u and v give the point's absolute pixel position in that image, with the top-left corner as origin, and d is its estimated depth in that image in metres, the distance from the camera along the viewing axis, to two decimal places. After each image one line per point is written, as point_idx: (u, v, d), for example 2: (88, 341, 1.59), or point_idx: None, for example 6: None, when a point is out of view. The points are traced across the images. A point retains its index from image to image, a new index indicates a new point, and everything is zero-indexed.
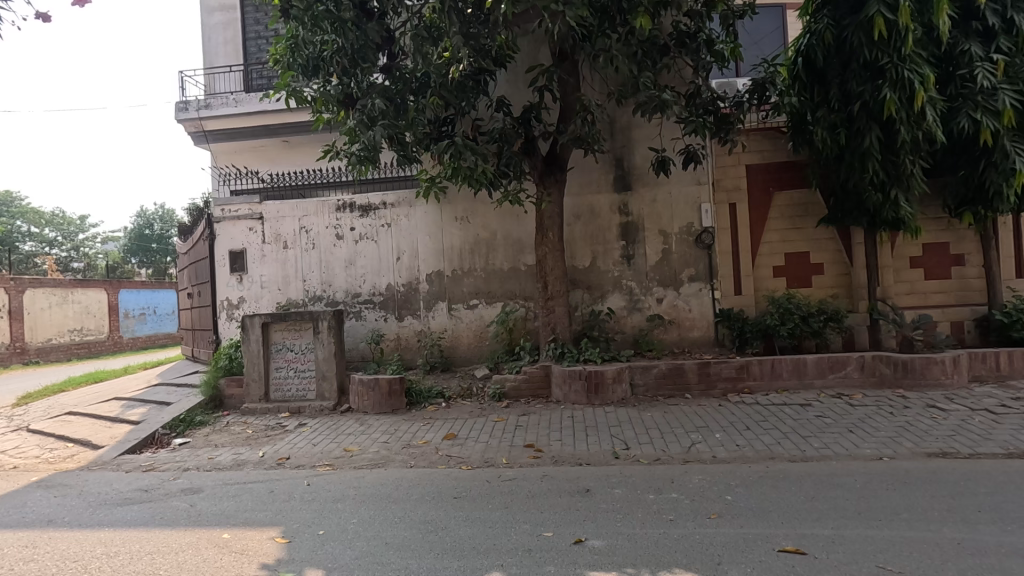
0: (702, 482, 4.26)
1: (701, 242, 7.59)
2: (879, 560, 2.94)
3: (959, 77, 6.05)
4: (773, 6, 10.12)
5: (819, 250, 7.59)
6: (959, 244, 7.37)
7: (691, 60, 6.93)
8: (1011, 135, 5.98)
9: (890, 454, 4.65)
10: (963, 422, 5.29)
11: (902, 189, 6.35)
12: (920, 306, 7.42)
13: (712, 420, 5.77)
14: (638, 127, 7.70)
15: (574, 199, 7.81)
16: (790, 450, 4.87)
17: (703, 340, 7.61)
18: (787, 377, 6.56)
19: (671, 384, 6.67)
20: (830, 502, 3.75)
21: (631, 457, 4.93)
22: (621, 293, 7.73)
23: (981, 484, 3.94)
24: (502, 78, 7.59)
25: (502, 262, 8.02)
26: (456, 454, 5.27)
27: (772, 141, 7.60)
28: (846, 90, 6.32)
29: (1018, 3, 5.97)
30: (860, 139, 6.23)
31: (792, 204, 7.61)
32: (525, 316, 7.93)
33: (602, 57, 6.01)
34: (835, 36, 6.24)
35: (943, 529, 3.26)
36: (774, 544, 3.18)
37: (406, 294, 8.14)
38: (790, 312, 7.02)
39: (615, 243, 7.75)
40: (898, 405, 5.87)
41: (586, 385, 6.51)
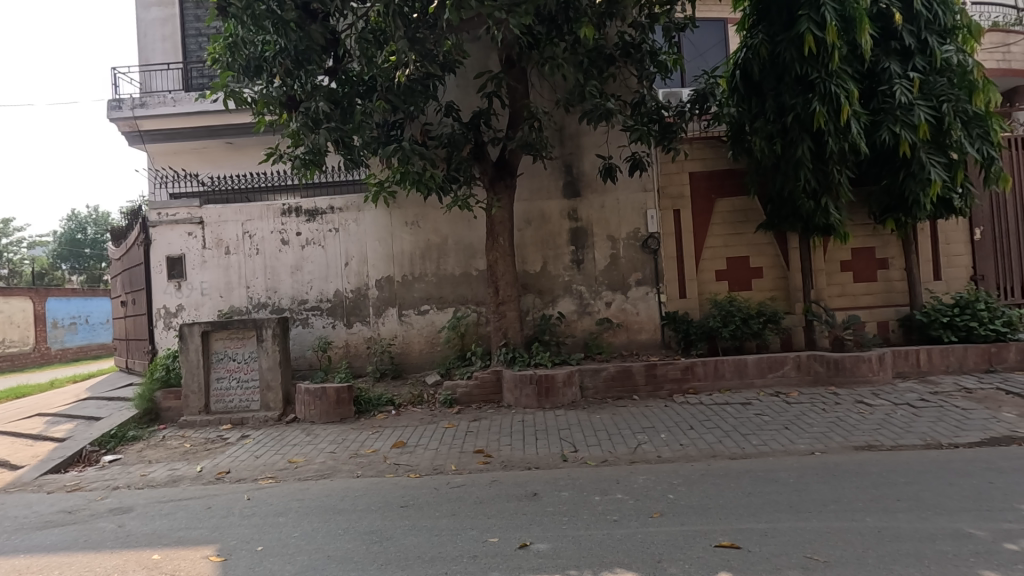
0: (646, 482, 4.37)
1: (647, 247, 7.80)
2: (806, 550, 3.09)
3: (880, 92, 6.47)
4: (717, 20, 10.47)
5: (758, 255, 7.92)
6: (883, 248, 7.85)
7: (636, 70, 7.10)
8: (926, 148, 6.44)
9: (821, 448, 4.90)
10: (887, 416, 5.63)
11: (831, 197, 6.72)
12: (850, 307, 7.85)
13: (658, 420, 5.93)
14: (586, 135, 7.84)
15: (525, 205, 7.88)
16: (730, 447, 5.06)
17: (650, 342, 7.80)
18: (729, 377, 6.81)
19: (619, 386, 6.81)
20: (765, 497, 3.91)
21: (579, 459, 5.01)
22: (571, 298, 7.84)
23: (900, 474, 4.20)
24: (452, 83, 7.60)
25: (453, 268, 7.99)
26: (405, 462, 5.20)
27: (713, 150, 7.89)
28: (780, 103, 6.65)
29: (931, 25, 6.43)
30: (793, 149, 6.56)
31: (732, 211, 7.92)
32: (476, 320, 7.93)
33: (549, 64, 6.10)
34: (769, 51, 6.57)
35: (867, 518, 3.45)
36: (712, 540, 3.29)
37: (355, 300, 8.00)
38: (732, 314, 7.30)
39: (565, 248, 7.86)
40: (830, 401, 6.19)
41: (537, 389, 6.55)
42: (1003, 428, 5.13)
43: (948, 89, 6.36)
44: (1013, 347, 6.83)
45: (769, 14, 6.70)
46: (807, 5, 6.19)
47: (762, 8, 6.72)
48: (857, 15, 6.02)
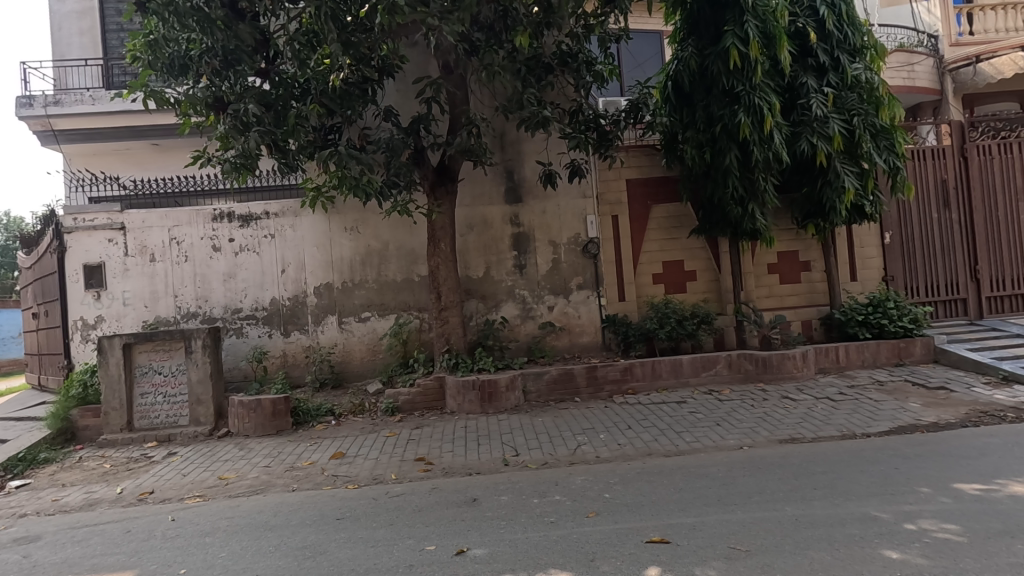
0: (584, 482, 4.45)
1: (587, 251, 7.97)
2: (730, 541, 3.24)
3: (799, 106, 6.89)
4: (652, 32, 10.86)
5: (692, 259, 8.24)
6: (806, 252, 8.35)
7: (573, 78, 7.24)
8: (840, 158, 6.91)
9: (749, 443, 5.16)
10: (809, 409, 5.98)
11: (758, 203, 7.06)
12: (777, 307, 8.29)
13: (598, 421, 6.06)
14: (526, 141, 7.94)
15: (466, 210, 7.88)
16: (665, 445, 5.23)
17: (592, 345, 7.96)
18: (666, 376, 7.04)
19: (561, 389, 6.91)
20: (695, 492, 4.07)
21: (520, 463, 5.06)
22: (514, 302, 7.90)
23: (818, 464, 4.48)
24: (391, 88, 7.54)
25: (394, 274, 7.89)
26: (343, 473, 5.09)
27: (649, 158, 8.18)
28: (709, 113, 6.97)
29: (843, 45, 6.91)
30: (722, 158, 6.89)
31: (667, 216, 8.21)
32: (419, 327, 7.86)
33: (487, 71, 6.14)
34: (698, 64, 6.88)
35: (786, 507, 3.66)
36: (643, 536, 3.40)
37: (292, 308, 7.76)
38: (668, 315, 7.58)
39: (507, 253, 7.91)
40: (758, 397, 6.51)
41: (479, 394, 6.56)
42: (909, 418, 5.57)
43: (859, 104, 6.85)
44: (919, 342, 7.42)
45: (698, 28, 7.02)
46: (732, 21, 6.52)
47: (692, 22, 7.03)
48: (777, 32, 6.39)
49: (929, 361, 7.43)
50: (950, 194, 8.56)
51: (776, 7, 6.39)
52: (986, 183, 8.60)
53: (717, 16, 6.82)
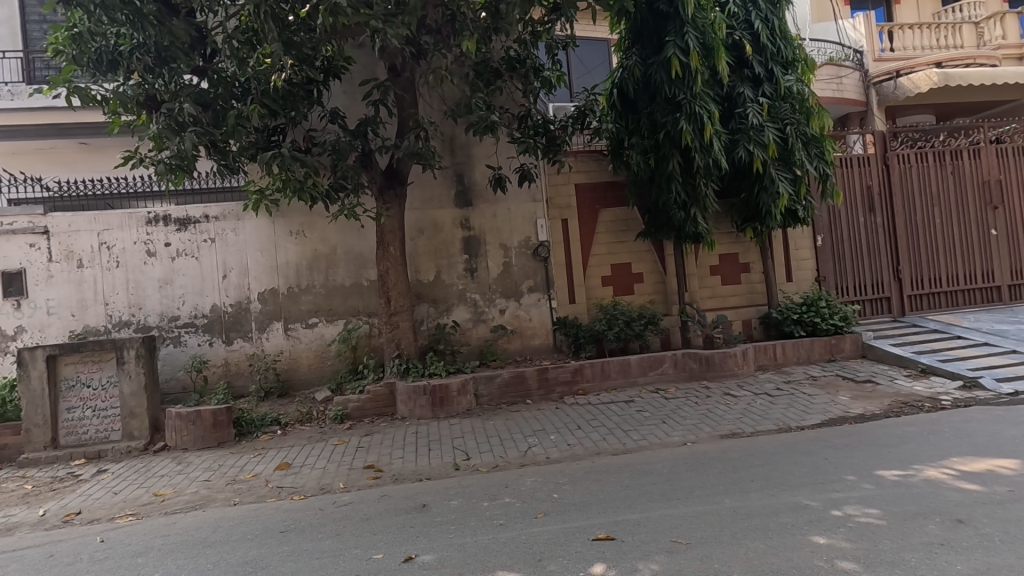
0: (534, 484, 4.50)
1: (538, 255, 8.05)
2: (672, 535, 3.35)
3: (737, 115, 7.21)
4: (600, 40, 11.10)
5: (639, 261, 8.47)
6: (745, 254, 8.73)
7: (521, 84, 7.36)
8: (775, 165, 7.26)
9: (692, 439, 5.35)
10: (748, 405, 6.26)
11: (699, 208, 7.33)
12: (719, 307, 8.62)
13: (549, 422, 6.13)
14: (476, 145, 7.96)
15: (416, 214, 7.82)
16: (614, 444, 5.35)
17: (543, 347, 8.05)
18: (615, 377, 7.20)
19: (513, 392, 6.95)
20: (640, 488, 4.19)
21: (471, 466, 5.05)
22: (465, 306, 7.90)
23: (755, 457, 4.69)
24: (338, 89, 7.42)
25: (343, 279, 7.73)
26: (288, 485, 4.94)
27: (597, 163, 8.36)
28: (653, 120, 7.21)
29: (777, 57, 7.28)
30: (665, 163, 7.13)
31: (615, 220, 8.41)
32: (369, 332, 7.73)
33: (435, 75, 6.14)
34: (642, 72, 7.10)
35: (725, 500, 3.81)
36: (589, 534, 3.46)
37: (235, 315, 7.48)
38: (616, 317, 7.76)
39: (458, 257, 7.90)
40: (702, 395, 6.76)
41: (431, 399, 6.53)
42: (839, 410, 5.91)
43: (791, 114, 7.23)
44: (848, 339, 7.90)
45: (641, 38, 7.23)
46: (673, 32, 6.76)
47: (636, 31, 7.24)
48: (715, 43, 6.67)
49: (858, 356, 7.90)
50: (874, 199, 9.14)
51: (714, 20, 6.66)
52: (906, 189, 9.23)
53: (660, 26, 7.05)
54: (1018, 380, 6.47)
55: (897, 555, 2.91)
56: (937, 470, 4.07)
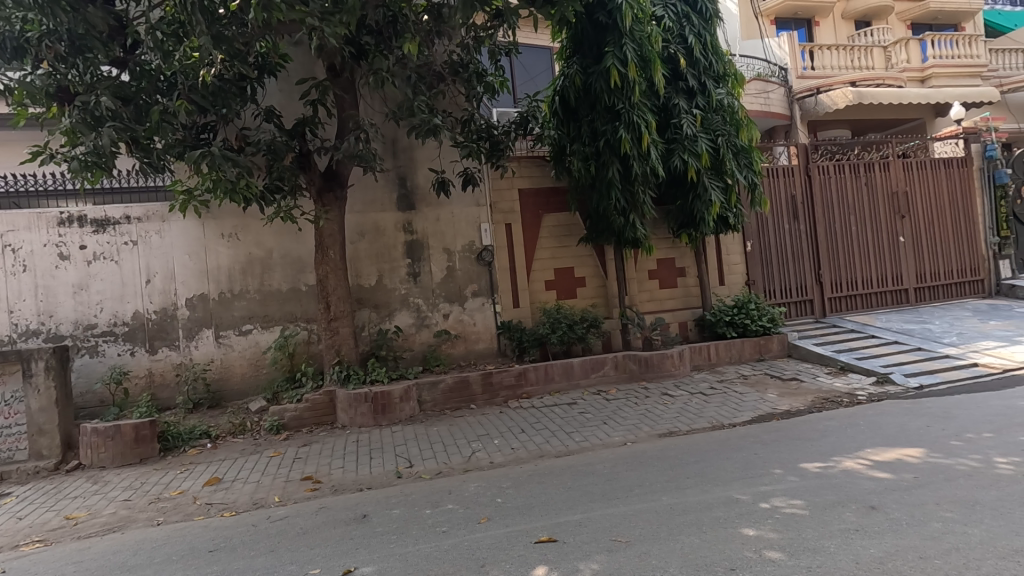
0: (477, 489, 4.48)
1: (481, 259, 8.06)
2: (612, 534, 3.42)
3: (673, 125, 7.50)
4: (542, 48, 11.27)
5: (581, 266, 8.64)
6: (681, 259, 9.08)
7: (464, 88, 7.37)
8: (707, 175, 7.60)
9: (632, 439, 5.49)
10: (684, 404, 6.50)
11: (638, 214, 7.55)
12: (657, 310, 8.91)
13: (492, 427, 6.13)
14: (419, 149, 7.88)
15: (357, 217, 7.64)
16: (556, 446, 5.42)
17: (487, 351, 8.05)
18: (558, 379, 7.30)
19: (457, 397, 6.90)
20: (582, 489, 4.26)
21: (414, 474, 4.98)
22: (408, 311, 7.78)
23: (691, 455, 4.87)
24: (274, 87, 7.17)
25: (279, 283, 7.44)
26: (218, 501, 4.69)
27: (539, 168, 8.48)
28: (594, 128, 7.39)
29: (709, 71, 7.62)
30: (605, 170, 7.32)
31: (558, 225, 8.54)
32: (307, 339, 7.48)
33: (376, 76, 6.04)
34: (583, 81, 7.28)
35: (663, 497, 3.94)
36: (532, 537, 3.48)
37: (160, 322, 7.04)
38: (559, 320, 7.88)
39: (401, 261, 7.78)
40: (641, 395, 6.96)
41: (372, 406, 6.39)
42: (767, 407, 6.24)
43: (722, 126, 7.59)
44: (776, 339, 8.36)
45: (582, 47, 7.39)
46: (612, 42, 6.94)
47: (577, 41, 7.40)
48: (652, 56, 6.91)
49: (784, 355, 8.38)
50: (798, 208, 9.73)
51: (650, 33, 6.90)
52: (825, 199, 9.89)
53: (600, 37, 7.23)
54: (923, 375, 7.06)
55: (818, 542, 3.09)
56: (854, 461, 4.37)
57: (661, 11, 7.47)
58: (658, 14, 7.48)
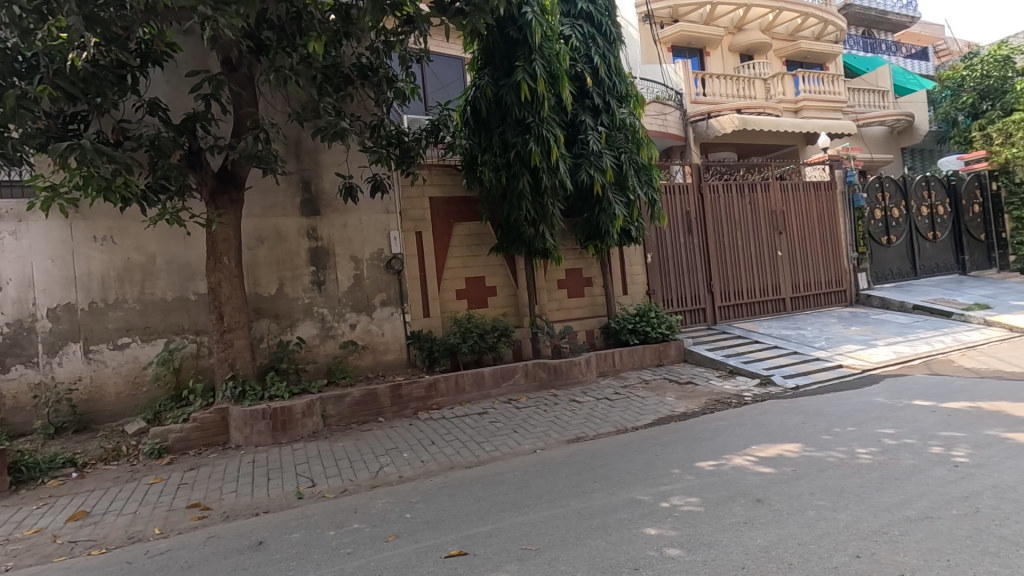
0: (385, 505, 4.32)
1: (391, 268, 7.84)
2: (522, 542, 3.44)
3: (580, 140, 7.80)
4: (454, 58, 11.30)
5: (492, 275, 8.70)
6: (587, 269, 9.42)
7: (373, 93, 7.20)
8: (612, 189, 7.96)
9: (541, 446, 5.58)
10: (591, 410, 6.72)
11: (547, 225, 7.73)
12: (566, 318, 9.16)
13: (401, 440, 5.96)
14: (325, 153, 7.57)
15: (255, 221, 7.16)
16: (467, 457, 5.39)
17: (396, 362, 7.83)
18: (469, 390, 7.26)
19: (364, 410, 6.64)
20: (493, 499, 4.25)
21: (316, 494, 4.71)
22: (312, 322, 7.39)
23: (597, 459, 5.03)
24: (159, 77, 6.55)
25: (163, 292, 6.78)
26: (85, 537, 4.16)
27: (450, 177, 8.47)
28: (504, 140, 7.49)
29: (613, 92, 8.01)
30: (515, 182, 7.44)
31: (468, 234, 8.57)
32: (196, 352, 6.87)
33: (277, 74, 5.73)
34: (494, 93, 7.38)
35: (571, 503, 4.02)
36: (441, 552, 3.41)
37: (14, 336, 6.15)
38: (470, 330, 7.86)
39: (304, 268, 7.38)
40: (550, 402, 7.10)
41: (271, 423, 5.98)
42: (667, 410, 6.61)
43: (625, 144, 8.01)
44: (673, 345, 8.89)
45: (492, 59, 7.49)
46: (522, 57, 7.09)
47: (488, 53, 7.50)
48: (560, 72, 7.14)
49: (681, 360, 8.92)
50: (692, 223, 10.46)
51: (558, 51, 7.12)
52: (716, 216, 10.73)
53: (510, 50, 7.36)
54: (799, 376, 7.83)
55: (712, 536, 3.30)
56: (743, 458, 4.73)
57: (569, 31, 7.75)
58: (566, 33, 7.75)
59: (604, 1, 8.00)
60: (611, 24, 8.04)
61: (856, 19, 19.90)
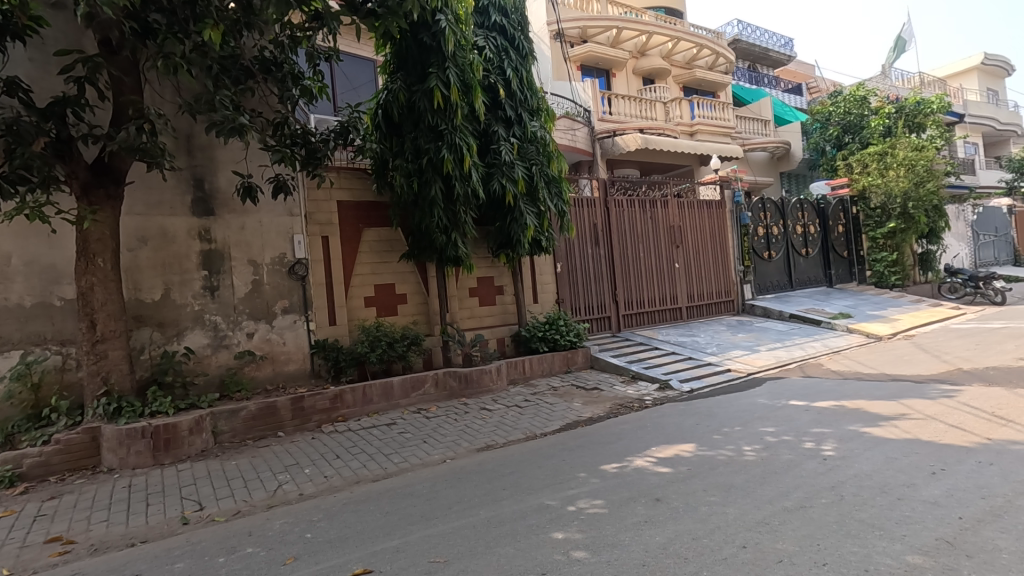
0: (283, 526, 4.06)
1: (294, 273, 7.43)
2: (431, 555, 3.37)
3: (492, 150, 7.89)
4: (366, 60, 11.03)
5: (402, 283, 8.54)
6: (499, 278, 9.52)
7: (277, 89, 6.83)
8: (523, 200, 8.11)
9: (451, 455, 5.53)
10: (501, 417, 6.77)
11: (459, 233, 7.71)
12: (477, 326, 9.17)
13: (302, 455, 5.64)
14: (222, 149, 7.06)
15: (138, 220, 6.50)
16: (374, 470, 5.20)
17: (298, 373, 7.41)
18: (377, 400, 7.04)
19: (261, 425, 6.22)
20: (401, 512, 4.13)
21: (204, 518, 4.33)
22: (203, 330, 6.81)
23: (507, 466, 5.06)
24: (20, 54, 5.78)
25: (20, 298, 5.94)
26: None
27: (360, 181, 8.24)
28: (417, 145, 7.39)
29: (525, 104, 8.19)
30: (427, 188, 7.36)
31: (378, 240, 8.36)
32: (60, 365, 6.08)
33: (166, 61, 5.26)
34: (407, 98, 7.28)
35: (480, 511, 4.01)
36: (345, 572, 3.26)
37: None
38: (378, 338, 7.65)
39: (195, 273, 6.80)
40: (461, 411, 7.06)
41: (152, 442, 5.40)
42: (574, 415, 6.81)
43: (536, 156, 8.20)
44: (580, 352, 9.20)
45: (405, 64, 7.39)
46: (435, 64, 7.05)
47: (401, 58, 7.40)
48: (473, 82, 7.18)
49: (587, 367, 9.24)
50: (599, 235, 10.90)
51: (472, 61, 7.14)
52: (621, 229, 11.27)
53: (423, 56, 7.30)
54: (693, 380, 8.39)
55: (615, 536, 3.43)
56: (643, 459, 4.97)
57: (483, 42, 7.81)
58: (480, 44, 7.81)
59: (516, 16, 8.18)
60: (523, 39, 8.23)
61: (743, 53, 21.91)
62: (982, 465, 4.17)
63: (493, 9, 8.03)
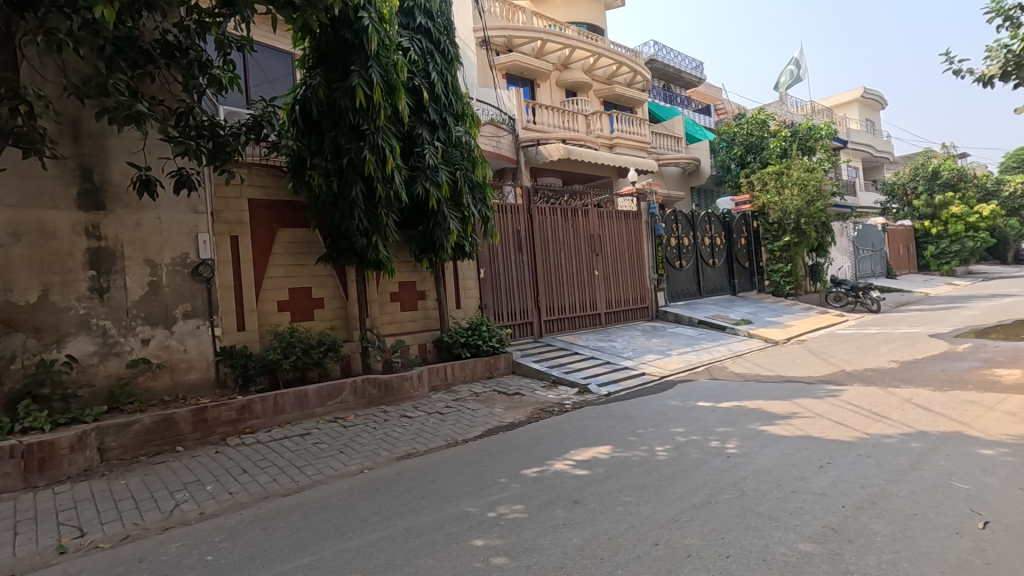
0: (180, 549, 3.74)
1: (198, 275, 6.91)
2: (345, 571, 3.23)
3: (416, 153, 7.77)
4: (282, 53, 10.53)
5: (319, 286, 8.19)
6: (421, 282, 9.37)
7: (182, 76, 6.34)
8: (447, 204, 8.05)
9: (369, 465, 5.36)
10: (422, 424, 6.66)
11: (381, 236, 7.50)
12: (398, 332, 8.98)
13: (204, 471, 5.23)
14: (116, 138, 6.45)
15: (11, 212, 5.78)
16: (284, 484, 4.93)
17: (201, 382, 6.89)
18: (289, 410, 6.68)
19: (157, 439, 5.71)
20: (313, 527, 3.94)
21: (86, 545, 3.90)
22: (89, 336, 6.15)
23: (426, 475, 4.97)
24: None
25: None
26: None
27: (274, 179, 7.85)
28: (337, 145, 7.13)
29: (450, 108, 8.14)
30: (348, 189, 7.11)
31: (293, 242, 7.97)
32: None
33: (48, 37, 4.72)
34: (326, 95, 7.01)
35: (398, 522, 3.90)
36: None
37: None
38: (292, 344, 7.29)
39: (80, 273, 6.14)
40: (380, 419, 6.86)
41: (23, 463, 4.79)
42: (495, 421, 6.82)
43: (460, 161, 8.17)
44: (503, 357, 9.24)
45: (326, 60, 7.13)
46: (358, 63, 6.84)
47: (321, 53, 7.12)
48: (397, 83, 7.04)
49: (509, 372, 9.30)
50: (521, 241, 11.03)
51: (396, 61, 7.01)
52: (543, 235, 11.47)
53: (345, 53, 7.06)
54: (610, 384, 8.68)
55: (534, 540, 3.46)
56: (562, 463, 5.06)
57: (407, 43, 7.69)
58: (404, 45, 7.67)
59: (442, 20, 8.14)
60: (449, 43, 8.19)
61: (659, 73, 23.15)
62: (861, 458, 4.62)
63: (418, 11, 7.94)
